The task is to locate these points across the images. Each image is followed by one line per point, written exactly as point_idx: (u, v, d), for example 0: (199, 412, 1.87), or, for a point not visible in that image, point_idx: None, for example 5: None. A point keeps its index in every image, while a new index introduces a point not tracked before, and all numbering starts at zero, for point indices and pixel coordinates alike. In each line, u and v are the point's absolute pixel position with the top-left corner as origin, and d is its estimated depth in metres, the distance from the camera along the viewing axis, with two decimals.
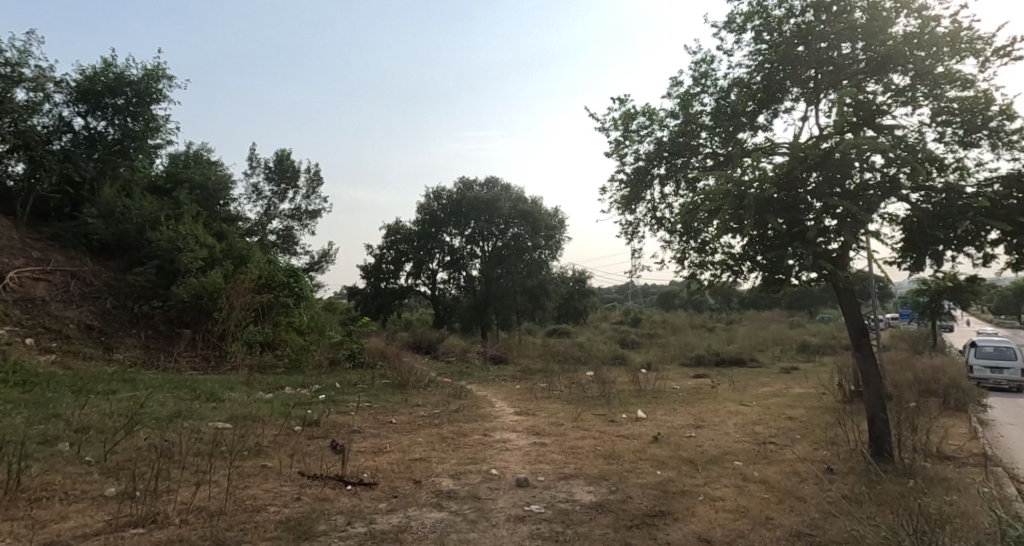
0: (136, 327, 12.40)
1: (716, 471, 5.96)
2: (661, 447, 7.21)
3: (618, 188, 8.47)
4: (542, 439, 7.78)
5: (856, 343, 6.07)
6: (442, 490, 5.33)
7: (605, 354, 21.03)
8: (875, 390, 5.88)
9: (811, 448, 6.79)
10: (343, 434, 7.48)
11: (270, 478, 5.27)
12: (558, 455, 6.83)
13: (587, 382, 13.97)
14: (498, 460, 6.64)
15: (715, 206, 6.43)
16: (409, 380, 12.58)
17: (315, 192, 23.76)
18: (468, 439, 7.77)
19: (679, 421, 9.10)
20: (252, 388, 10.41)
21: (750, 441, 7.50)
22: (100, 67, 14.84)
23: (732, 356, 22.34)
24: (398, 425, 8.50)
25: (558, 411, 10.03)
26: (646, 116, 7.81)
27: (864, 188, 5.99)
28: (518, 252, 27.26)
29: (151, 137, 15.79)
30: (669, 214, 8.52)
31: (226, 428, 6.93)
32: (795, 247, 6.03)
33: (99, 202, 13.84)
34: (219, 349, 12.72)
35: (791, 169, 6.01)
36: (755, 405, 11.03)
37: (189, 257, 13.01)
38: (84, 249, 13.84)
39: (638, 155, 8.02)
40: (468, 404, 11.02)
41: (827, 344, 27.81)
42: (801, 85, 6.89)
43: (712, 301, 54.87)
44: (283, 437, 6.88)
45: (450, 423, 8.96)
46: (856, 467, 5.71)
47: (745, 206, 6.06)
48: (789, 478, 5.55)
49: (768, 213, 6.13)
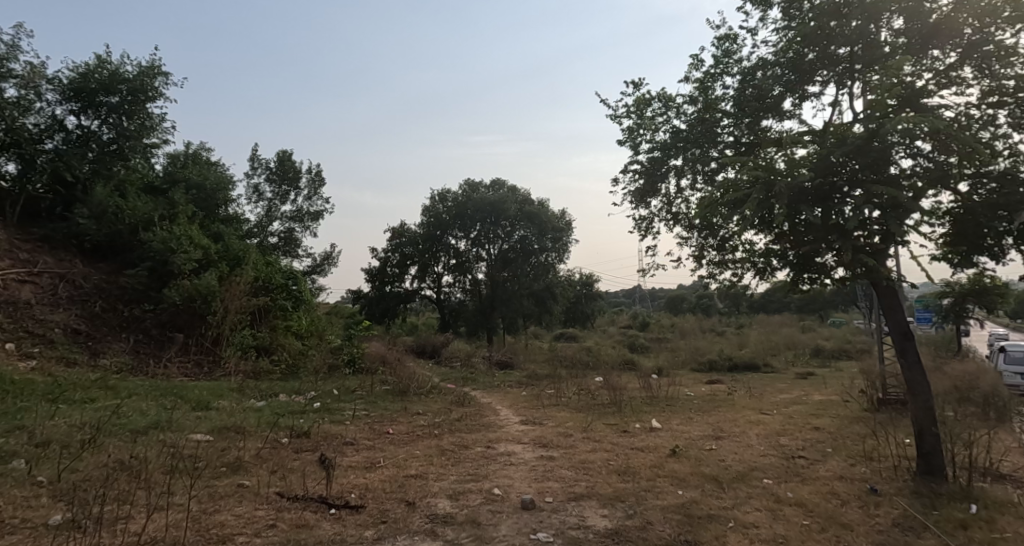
0: (126, 331, 11.89)
1: (743, 491, 5.35)
2: (679, 462, 6.61)
3: (632, 180, 7.92)
4: (550, 452, 7.19)
5: (899, 349, 5.42)
6: (438, 514, 4.74)
7: (615, 359, 20.39)
8: (923, 401, 5.25)
9: (847, 463, 6.15)
10: (334, 448, 6.91)
11: (244, 501, 4.70)
12: (568, 471, 6.23)
13: (597, 388, 13.34)
14: (502, 476, 6.06)
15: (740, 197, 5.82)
16: (410, 387, 12.00)
17: (317, 193, 23.30)
18: (470, 453, 7.20)
19: (697, 432, 8.48)
20: (243, 396, 9.87)
21: (776, 455, 6.87)
22: (94, 64, 14.44)
23: (745, 361, 21.67)
24: (396, 437, 7.92)
25: (567, 420, 9.44)
26: (662, 102, 7.26)
27: (906, 176, 5.36)
28: (524, 255, 26.68)
29: (147, 136, 15.33)
30: (687, 209, 7.95)
31: (207, 441, 6.38)
32: (831, 241, 5.40)
33: (91, 202, 13.43)
34: (213, 354, 12.16)
35: (825, 153, 5.38)
36: (777, 414, 10.37)
37: (182, 258, 12.51)
38: (74, 251, 13.40)
39: (653, 143, 7.47)
40: (471, 412, 10.44)
41: (842, 348, 27.03)
42: (832, 65, 6.32)
43: (721, 306, 54.15)
44: (267, 451, 6.32)
45: (452, 434, 8.37)
46: (904, 487, 5.08)
47: (776, 194, 5.43)
48: (828, 501, 4.92)
49: (801, 202, 5.49)
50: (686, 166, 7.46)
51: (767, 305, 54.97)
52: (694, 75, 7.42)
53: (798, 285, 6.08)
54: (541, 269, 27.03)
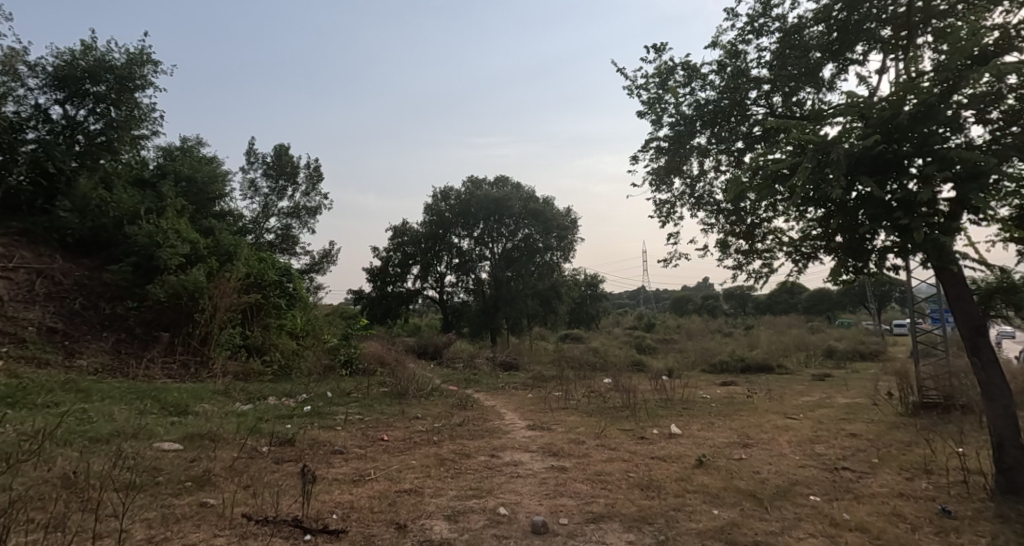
0: (106, 330, 11.18)
1: (790, 511, 4.59)
2: (708, 474, 5.84)
3: (652, 158, 7.27)
4: (561, 462, 6.45)
5: (970, 345, 4.67)
6: (433, 541, 3.99)
7: (623, 360, 19.65)
8: (1001, 406, 4.56)
9: (901, 477, 5.40)
10: (319, 458, 6.17)
11: (203, 526, 3.96)
12: (583, 485, 5.47)
13: (607, 390, 12.57)
14: (508, 491, 5.31)
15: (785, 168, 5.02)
16: (409, 388, 11.28)
17: (315, 188, 22.68)
18: (471, 462, 6.46)
19: (722, 439, 7.70)
20: (228, 400, 9.13)
21: (816, 466, 6.12)
22: (79, 50, 13.77)
23: (758, 362, 20.86)
24: (391, 445, 7.17)
25: (578, 425, 8.70)
26: (687, 71, 6.64)
27: (980, 144, 4.57)
28: (529, 252, 26.06)
29: (135, 127, 14.69)
30: (712, 191, 7.31)
31: (175, 450, 5.64)
32: (895, 219, 4.57)
33: (74, 195, 12.78)
34: (201, 354, 11.41)
35: (884, 113, 4.59)
36: (804, 419, 9.61)
37: (168, 252, 11.77)
38: (56, 246, 12.70)
39: (677, 116, 6.82)
40: (473, 416, 9.69)
41: (856, 349, 26.19)
42: (881, 24, 5.64)
43: (727, 307, 53.59)
44: (243, 462, 5.61)
45: (452, 441, 7.60)
46: (984, 510, 4.33)
47: (833, 161, 4.59)
48: (895, 524, 4.18)
49: (862, 173, 4.66)
50: (712, 143, 6.80)
51: (774, 305, 54.10)
52: (721, 44, 6.84)
53: (843, 274, 5.38)
54: (546, 269, 26.26)
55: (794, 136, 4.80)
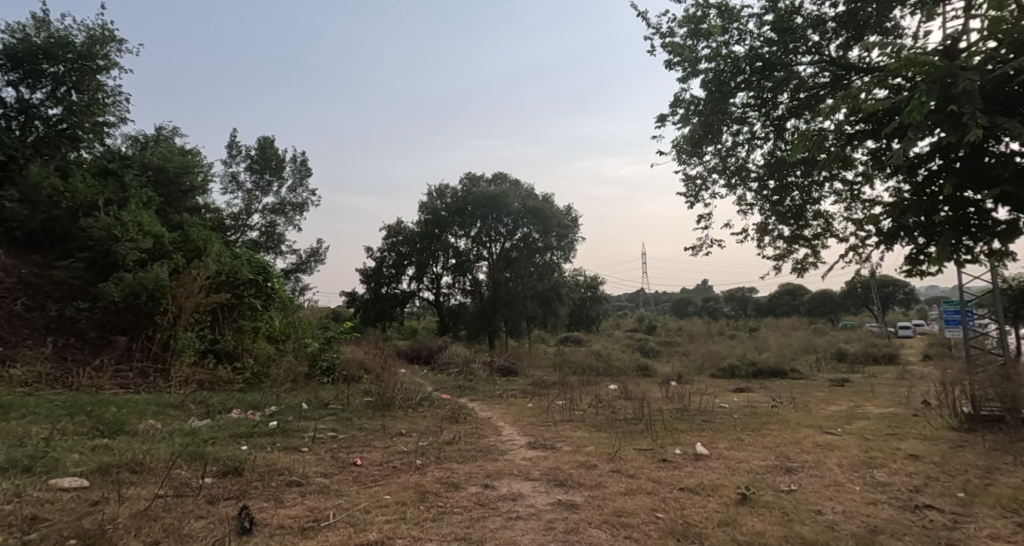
0: (51, 335, 9.93)
1: None
2: (756, 515, 4.61)
3: (683, 123, 6.12)
4: (571, 496, 5.20)
5: None
6: None
7: (629, 365, 18.38)
8: None
9: (1016, 526, 4.18)
10: (269, 493, 4.94)
11: None
12: (600, 533, 4.23)
13: (615, 399, 11.33)
14: (504, 543, 4.07)
15: (879, 114, 3.81)
16: (395, 399, 10.03)
17: (302, 183, 21.43)
18: (461, 496, 5.24)
19: (760, 462, 6.47)
20: (181, 415, 7.88)
21: (892, 503, 4.91)
22: (35, 27, 12.52)
23: (772, 367, 19.62)
24: (363, 471, 5.92)
25: (587, 443, 7.48)
26: (724, 11, 5.55)
27: None
28: (528, 253, 24.79)
29: (100, 112, 13.48)
30: (753, 163, 6.18)
31: (77, 490, 4.40)
32: None
33: (24, 184, 11.50)
34: (162, 362, 10.19)
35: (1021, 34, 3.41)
36: (846, 434, 8.38)
37: (127, 247, 10.48)
38: (3, 241, 11.48)
39: (712, 68, 5.67)
40: (466, 431, 8.45)
41: (871, 353, 24.92)
42: None
43: (727, 311, 52.48)
44: (164, 503, 4.36)
45: (439, 465, 6.36)
46: None
47: (958, 95, 3.37)
48: None
49: (996, 114, 3.41)
50: (754, 103, 5.68)
51: (777, 307, 53.03)
52: None
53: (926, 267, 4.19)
54: (547, 269, 25.00)
55: (896, 69, 3.60)
